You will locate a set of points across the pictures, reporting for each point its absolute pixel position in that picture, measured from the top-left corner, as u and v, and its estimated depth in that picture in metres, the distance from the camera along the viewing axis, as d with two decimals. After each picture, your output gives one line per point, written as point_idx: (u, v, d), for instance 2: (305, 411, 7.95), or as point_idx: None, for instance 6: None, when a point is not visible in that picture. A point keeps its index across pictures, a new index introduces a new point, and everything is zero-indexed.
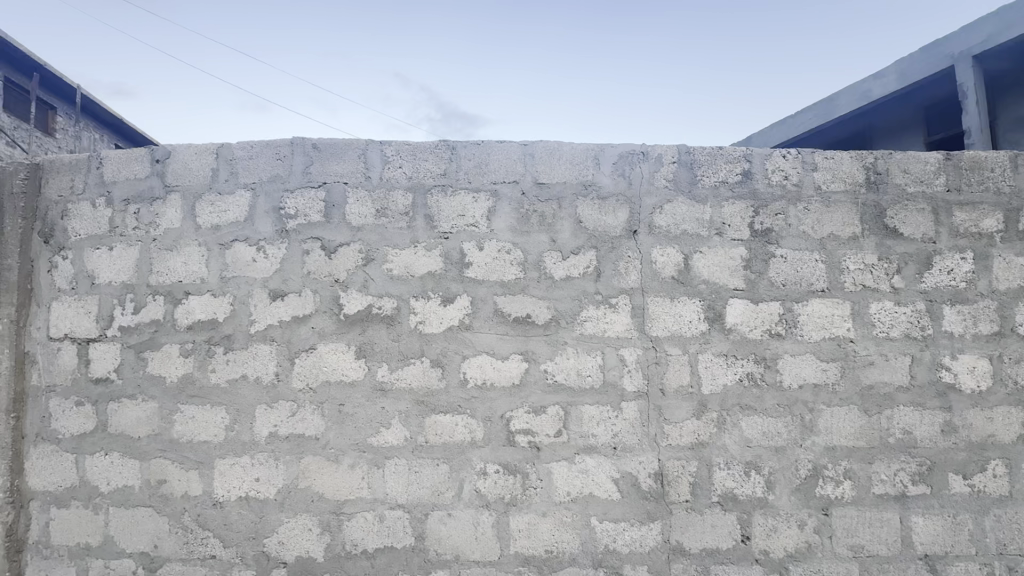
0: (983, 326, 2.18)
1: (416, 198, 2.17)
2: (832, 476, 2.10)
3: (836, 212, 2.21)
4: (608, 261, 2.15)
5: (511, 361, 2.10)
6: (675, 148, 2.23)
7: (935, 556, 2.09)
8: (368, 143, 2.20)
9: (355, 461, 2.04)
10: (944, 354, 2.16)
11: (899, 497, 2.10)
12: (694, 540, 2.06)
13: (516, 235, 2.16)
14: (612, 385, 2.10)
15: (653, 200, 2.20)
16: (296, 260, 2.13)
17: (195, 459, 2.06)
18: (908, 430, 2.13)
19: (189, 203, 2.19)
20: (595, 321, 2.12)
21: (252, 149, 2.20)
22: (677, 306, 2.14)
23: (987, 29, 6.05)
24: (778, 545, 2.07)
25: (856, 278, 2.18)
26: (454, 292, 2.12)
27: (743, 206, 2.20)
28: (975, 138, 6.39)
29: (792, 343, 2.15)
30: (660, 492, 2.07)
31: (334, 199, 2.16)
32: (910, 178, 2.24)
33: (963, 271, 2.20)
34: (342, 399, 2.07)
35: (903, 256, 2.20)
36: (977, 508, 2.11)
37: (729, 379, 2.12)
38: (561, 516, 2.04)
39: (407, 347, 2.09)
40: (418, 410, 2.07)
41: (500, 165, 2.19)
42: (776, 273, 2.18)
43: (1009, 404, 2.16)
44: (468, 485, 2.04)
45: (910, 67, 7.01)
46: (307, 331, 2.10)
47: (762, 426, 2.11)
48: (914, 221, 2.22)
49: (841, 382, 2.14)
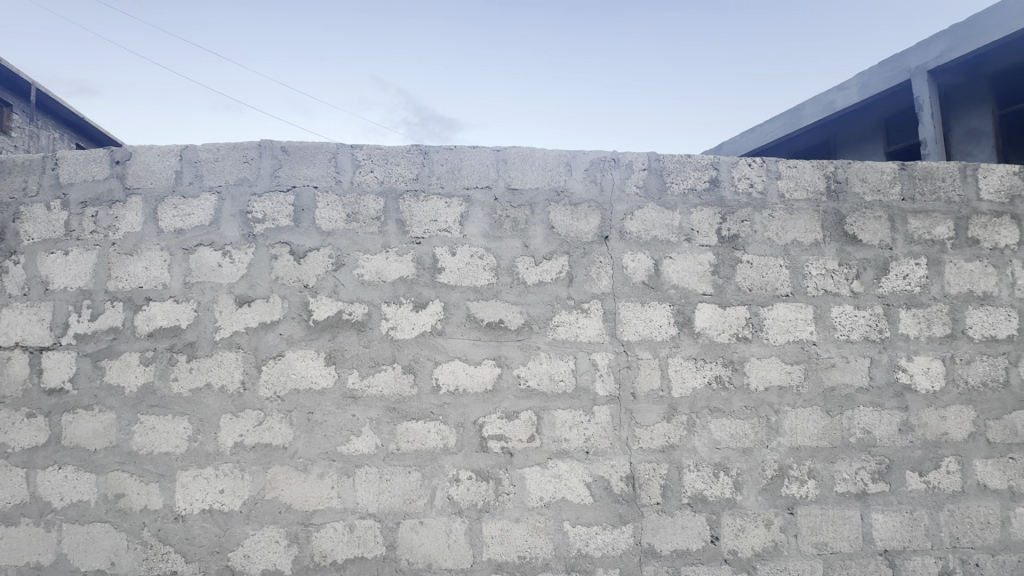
0: (936, 329, 2.28)
1: (387, 203, 2.15)
2: (797, 476, 2.16)
3: (799, 219, 2.29)
4: (581, 266, 2.17)
5: (484, 367, 2.09)
6: (645, 155, 2.27)
7: (894, 552, 2.17)
8: (339, 146, 2.17)
9: (324, 470, 2.00)
10: (901, 355, 2.25)
11: (860, 495, 2.17)
12: (664, 542, 2.08)
13: (489, 240, 2.16)
14: (584, 389, 2.12)
15: (624, 206, 2.23)
16: (264, 264, 2.09)
17: (155, 471, 1.99)
18: (867, 430, 2.20)
19: (150, 206, 2.12)
20: (567, 326, 2.14)
21: (218, 152, 2.15)
22: (648, 310, 2.18)
23: (943, 45, 6.37)
24: (746, 544, 2.11)
25: (818, 283, 2.26)
26: (426, 298, 2.11)
27: (711, 212, 2.26)
28: (931, 149, 6.70)
29: (758, 346, 2.20)
30: (631, 495, 2.09)
31: (304, 203, 2.12)
32: (867, 187, 2.34)
33: (917, 276, 2.30)
34: (311, 407, 2.03)
35: (862, 261, 2.29)
36: (932, 503, 2.20)
37: (698, 382, 2.16)
38: (534, 521, 2.04)
39: (378, 353, 2.07)
40: (389, 417, 2.04)
41: (473, 170, 2.20)
42: (742, 278, 2.24)
43: (961, 402, 2.26)
44: (440, 492, 2.03)
45: (870, 80, 7.32)
46: (275, 338, 2.05)
47: (730, 428, 2.15)
48: (872, 228, 2.31)
49: (805, 383, 2.20)
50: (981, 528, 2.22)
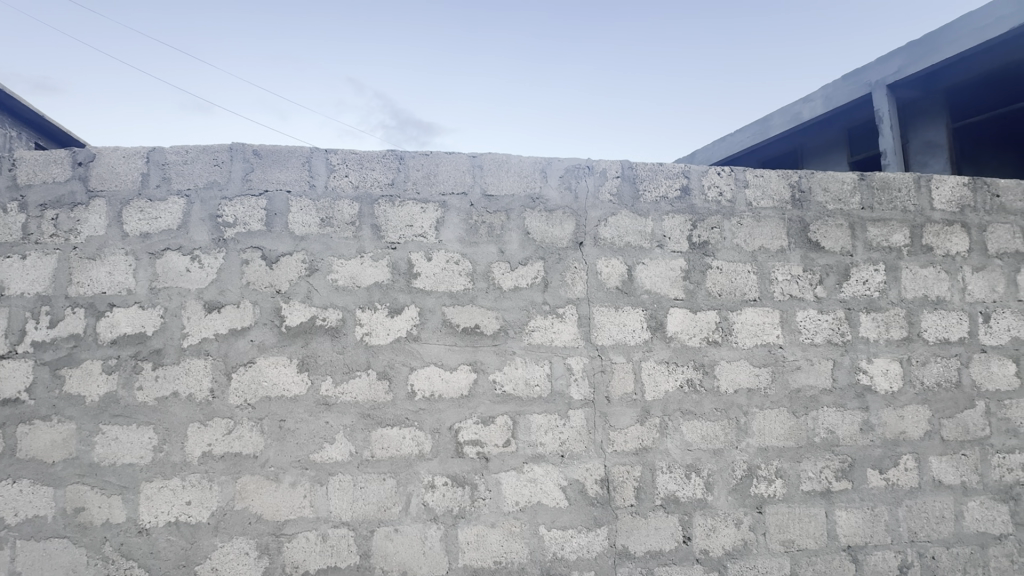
0: (895, 332, 2.39)
1: (362, 208, 2.14)
2: (765, 476, 2.22)
3: (766, 227, 2.37)
4: (556, 272, 2.20)
5: (459, 372, 2.09)
6: (619, 163, 2.31)
7: (857, 547, 2.25)
8: (313, 150, 2.16)
9: (296, 479, 1.97)
10: (862, 358, 2.35)
11: (825, 493, 2.25)
12: (638, 543, 2.11)
13: (464, 245, 2.17)
14: (559, 393, 2.14)
15: (598, 213, 2.27)
16: (234, 269, 2.05)
17: (118, 483, 1.92)
18: (831, 430, 2.29)
19: (115, 209, 2.06)
20: (542, 331, 2.16)
21: (187, 155, 2.11)
22: (621, 315, 2.22)
23: (900, 61, 6.71)
24: (717, 544, 2.16)
25: (784, 288, 2.34)
26: (401, 303, 2.10)
27: (682, 219, 2.32)
28: (891, 160, 7.01)
29: (727, 349, 2.27)
30: (605, 498, 2.11)
31: (276, 207, 2.10)
32: (830, 196, 2.43)
33: (876, 282, 2.40)
34: (283, 415, 1.99)
35: (825, 267, 2.38)
36: (892, 499, 2.29)
37: (670, 385, 2.21)
38: (510, 526, 2.05)
39: (353, 359, 2.05)
40: (364, 424, 2.02)
41: (449, 176, 2.20)
42: (712, 283, 2.30)
43: (918, 402, 2.37)
44: (415, 499, 2.01)
45: (834, 93, 7.63)
46: (245, 344, 2.01)
47: (702, 430, 2.20)
48: (834, 235, 2.41)
49: (772, 385, 2.27)
50: (937, 522, 2.32)
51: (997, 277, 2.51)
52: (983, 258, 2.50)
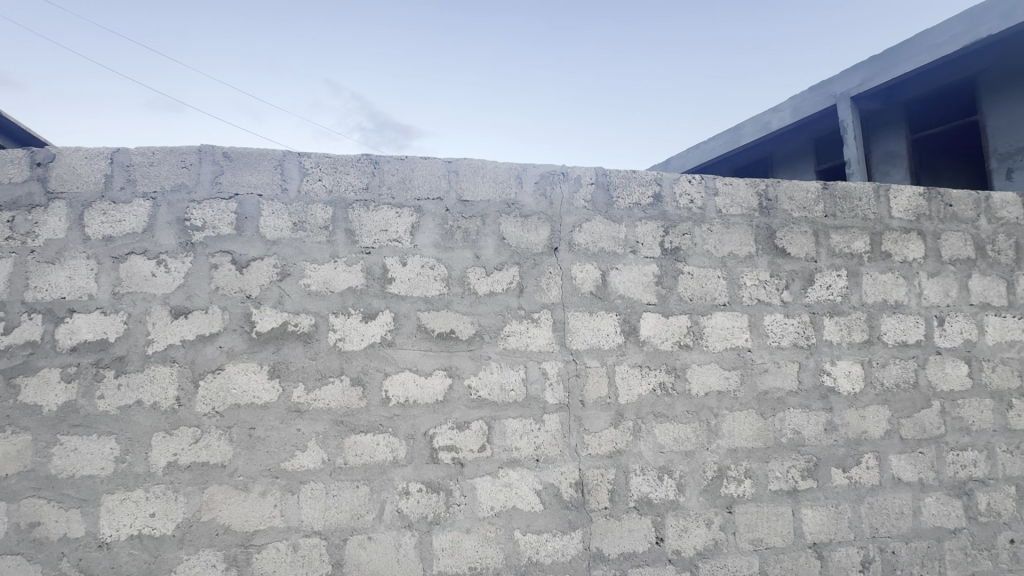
0: (856, 335, 2.48)
1: (336, 212, 2.11)
2: (734, 476, 2.28)
3: (734, 233, 2.43)
4: (531, 277, 2.22)
5: (434, 377, 2.09)
6: (593, 170, 2.35)
7: (822, 544, 2.32)
8: (285, 154, 2.13)
9: (267, 488, 1.93)
10: (826, 360, 2.43)
11: (791, 491, 2.32)
12: (612, 546, 2.14)
13: (440, 250, 2.16)
14: (534, 398, 2.15)
15: (573, 219, 2.30)
16: (203, 274, 2.00)
17: (77, 496, 1.84)
18: (797, 430, 2.36)
19: (76, 211, 1.99)
20: (517, 336, 2.17)
21: (153, 156, 2.05)
22: (596, 319, 2.25)
23: (862, 75, 7.03)
24: (688, 544, 2.20)
25: (752, 293, 2.41)
26: (376, 309, 2.08)
27: (655, 225, 2.36)
28: (855, 169, 7.30)
29: (698, 353, 2.32)
30: (580, 501, 2.13)
31: (247, 211, 2.06)
32: (795, 205, 2.52)
33: (838, 287, 2.50)
34: (253, 423, 1.95)
35: (791, 273, 2.46)
36: (854, 497, 2.38)
37: (643, 389, 2.24)
38: (485, 531, 2.04)
39: (326, 365, 2.02)
40: (337, 431, 1.99)
41: (424, 181, 2.20)
42: (684, 288, 2.35)
43: (879, 402, 2.46)
44: (389, 506, 1.99)
45: (801, 104, 7.90)
46: (213, 350, 1.97)
47: (674, 432, 2.25)
48: (799, 242, 2.49)
49: (741, 388, 2.33)
50: (896, 518, 2.42)
51: (950, 282, 2.63)
52: (938, 264, 2.63)
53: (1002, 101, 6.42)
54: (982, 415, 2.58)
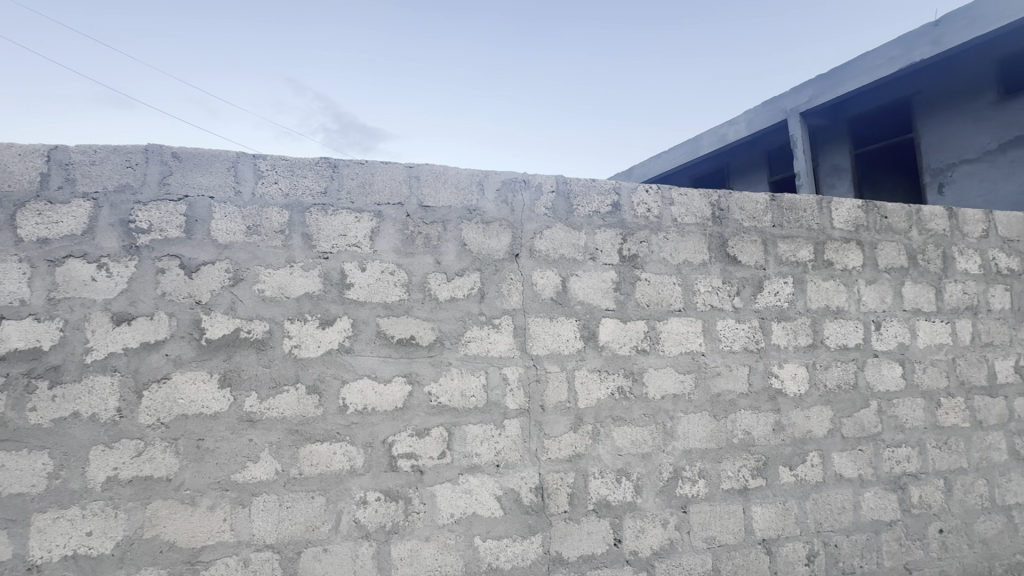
0: (802, 339, 2.62)
1: (292, 216, 2.07)
2: (689, 476, 2.35)
3: (689, 241, 2.52)
4: (492, 283, 2.23)
5: (394, 384, 2.07)
6: (554, 179, 2.39)
7: (771, 540, 2.42)
8: (239, 155, 2.07)
9: (215, 502, 1.85)
10: (774, 363, 2.55)
11: (742, 490, 2.41)
12: (571, 549, 2.16)
13: (400, 256, 2.15)
14: (495, 404, 2.16)
15: (534, 226, 2.33)
16: (149, 279, 1.91)
17: (3, 517, 1.72)
18: (747, 431, 2.46)
19: (7, 211, 1.86)
20: (478, 341, 2.18)
21: (95, 155, 1.95)
22: (556, 325, 2.28)
23: (809, 92, 7.49)
24: (645, 544, 2.25)
25: (706, 299, 2.50)
26: (333, 315, 2.05)
27: (613, 233, 2.42)
28: (804, 181, 7.69)
29: (655, 357, 2.39)
30: (540, 505, 2.15)
31: (197, 214, 1.99)
32: (745, 215, 2.63)
33: (785, 293, 2.62)
34: (201, 434, 1.87)
35: (742, 280, 2.57)
36: (800, 493, 2.50)
37: (602, 393, 2.29)
38: (444, 539, 2.03)
39: (280, 373, 1.97)
40: (291, 440, 1.94)
41: (384, 186, 2.18)
42: (641, 295, 2.42)
43: (822, 403, 2.60)
44: (346, 517, 1.95)
45: (755, 118, 8.28)
46: (159, 358, 1.88)
47: (631, 435, 2.30)
48: (749, 250, 2.60)
49: (696, 391, 2.42)
50: (839, 512, 2.55)
51: (886, 289, 2.81)
52: (875, 273, 2.80)
53: (934, 117, 6.99)
54: (915, 414, 2.76)
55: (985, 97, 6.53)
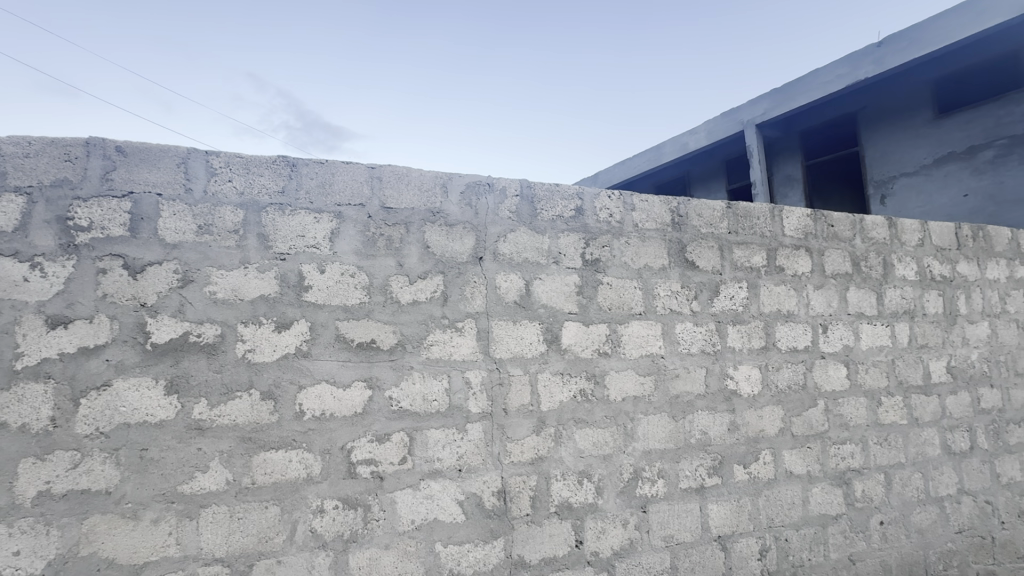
0: (756, 341, 2.72)
1: (247, 216, 2.00)
2: (648, 477, 2.40)
3: (650, 247, 2.58)
4: (455, 286, 2.21)
5: (353, 389, 2.02)
6: (518, 183, 2.41)
7: (726, 537, 2.50)
8: (190, 151, 1.98)
9: (160, 515, 1.76)
10: (729, 365, 2.64)
11: (699, 488, 2.48)
12: (533, 552, 2.17)
13: (361, 258, 2.10)
14: (457, 407, 2.14)
15: (498, 229, 2.33)
16: (88, 280, 1.80)
17: None
18: (704, 431, 2.53)
19: None
20: (441, 345, 2.16)
21: (29, 146, 1.82)
22: (519, 328, 2.29)
23: (766, 105, 7.88)
24: (606, 545, 2.28)
25: (665, 303, 2.57)
26: (290, 318, 1.99)
27: (576, 238, 2.45)
28: (761, 190, 8.01)
29: (616, 360, 2.43)
30: (502, 509, 2.14)
31: (143, 211, 1.89)
32: (703, 221, 2.72)
33: (740, 297, 2.72)
34: (145, 443, 1.78)
35: (699, 284, 2.65)
36: (753, 490, 2.59)
37: (564, 396, 2.31)
38: (405, 546, 2.00)
39: (232, 378, 1.89)
40: (244, 449, 1.86)
41: (345, 186, 2.14)
42: (603, 298, 2.46)
43: (774, 403, 2.71)
44: (302, 526, 1.89)
45: (715, 128, 8.59)
46: (99, 364, 1.77)
47: (593, 437, 2.33)
48: (707, 256, 2.69)
49: (655, 393, 2.47)
50: (789, 508, 2.66)
51: (832, 294, 2.96)
52: (822, 278, 2.95)
53: (878, 132, 7.48)
54: (858, 412, 2.92)
55: (922, 114, 7.02)
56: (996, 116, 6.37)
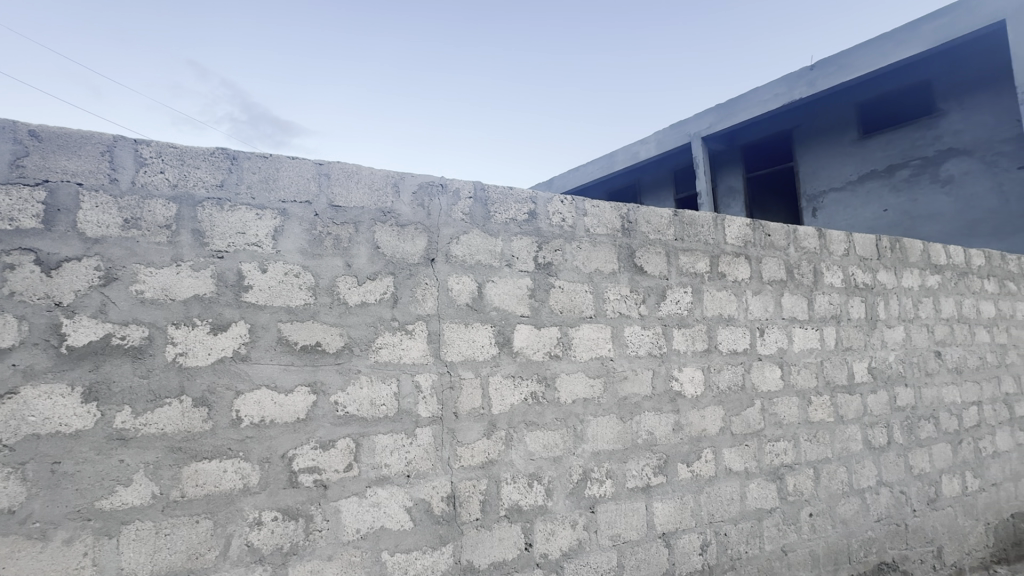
0: (699, 344, 2.83)
1: (181, 210, 1.87)
2: (597, 477, 2.44)
3: (601, 252, 2.64)
4: (406, 287, 2.17)
5: (296, 394, 1.93)
6: (471, 185, 2.40)
7: (670, 533, 2.58)
8: (117, 139, 1.84)
9: (74, 534, 1.61)
10: (675, 367, 2.74)
11: (645, 487, 2.55)
12: (482, 556, 2.15)
13: (307, 257, 2.02)
14: (407, 412, 2.10)
15: (451, 231, 2.31)
16: None
17: None
18: (650, 431, 2.61)
19: None
20: (390, 348, 2.11)
21: None
22: (471, 331, 2.27)
23: (711, 119, 8.28)
24: (555, 546, 2.30)
25: (615, 306, 2.63)
26: (227, 319, 1.88)
27: (529, 241, 2.47)
28: (706, 200, 8.39)
29: (567, 363, 2.46)
30: (451, 515, 2.11)
31: (61, 202, 1.73)
32: (652, 228, 2.81)
33: (685, 301, 2.83)
34: (58, 456, 1.62)
35: (647, 289, 2.73)
36: (696, 488, 2.69)
37: (515, 399, 2.31)
38: (349, 556, 1.93)
39: (161, 384, 1.76)
40: (172, 459, 1.74)
41: (291, 182, 2.05)
42: (555, 301, 2.48)
43: (716, 403, 2.83)
44: (237, 540, 1.78)
45: (664, 139, 8.92)
46: (4, 369, 1.60)
47: (543, 439, 2.34)
48: (654, 261, 2.78)
49: (605, 395, 2.52)
50: (728, 503, 2.78)
51: (769, 299, 3.14)
52: (760, 284, 3.12)
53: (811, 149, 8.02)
54: (791, 411, 3.10)
55: (848, 134, 7.62)
56: (911, 138, 7.01)
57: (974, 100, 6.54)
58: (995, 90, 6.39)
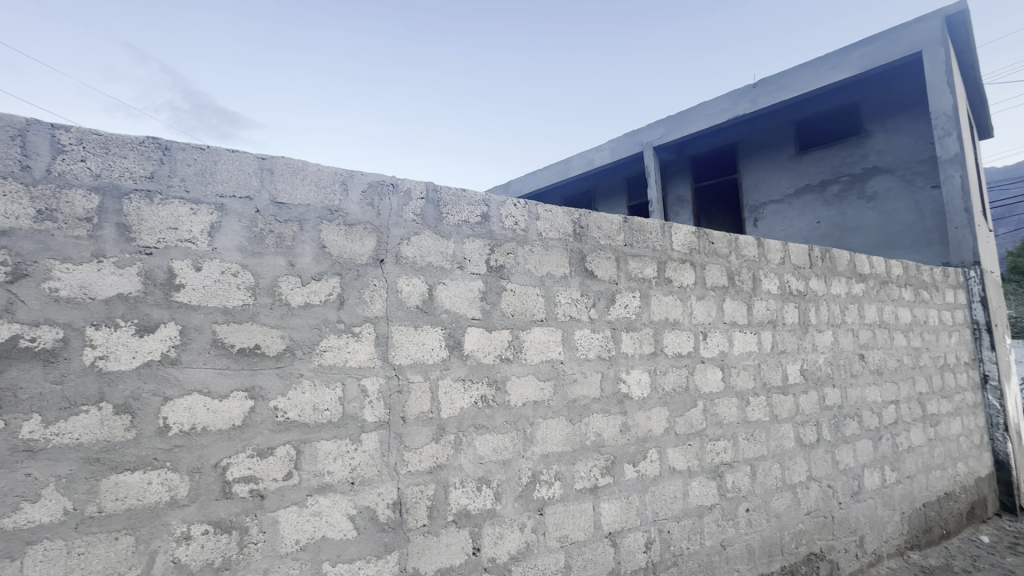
0: (646, 347, 2.92)
1: (104, 202, 1.74)
2: (546, 479, 2.46)
3: (553, 256, 2.67)
4: (353, 289, 2.11)
5: (232, 400, 1.83)
6: (423, 185, 2.36)
7: (616, 533, 2.63)
8: (32, 123, 1.69)
9: None
10: (623, 370, 2.80)
11: (593, 488, 2.59)
12: (429, 563, 2.11)
13: (246, 255, 1.92)
14: (352, 417, 2.03)
15: (401, 232, 2.26)
16: None
17: None
18: (598, 433, 2.66)
19: None
20: (335, 351, 2.04)
21: None
22: (420, 333, 2.23)
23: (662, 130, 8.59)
24: (503, 550, 2.29)
25: (566, 310, 2.66)
26: (155, 320, 1.75)
27: (482, 243, 2.46)
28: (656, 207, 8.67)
29: (518, 366, 2.47)
30: (397, 521, 2.07)
31: None
32: (602, 234, 2.87)
33: (633, 305, 2.91)
34: None
35: (597, 293, 2.79)
36: (641, 487, 2.76)
37: (465, 402, 2.29)
38: (286, 569, 1.84)
39: (77, 390, 1.62)
40: (88, 472, 1.60)
41: (230, 176, 1.95)
42: (506, 305, 2.49)
43: (661, 404, 2.92)
44: (162, 557, 1.67)
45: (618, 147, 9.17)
46: None
47: (493, 443, 2.34)
48: (605, 266, 2.84)
49: (554, 397, 2.55)
50: (672, 501, 2.87)
51: (712, 304, 3.28)
52: (704, 290, 3.25)
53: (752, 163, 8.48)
54: (731, 411, 3.24)
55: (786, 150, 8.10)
56: (841, 156, 7.54)
57: (896, 123, 7.11)
58: (914, 114, 6.97)
